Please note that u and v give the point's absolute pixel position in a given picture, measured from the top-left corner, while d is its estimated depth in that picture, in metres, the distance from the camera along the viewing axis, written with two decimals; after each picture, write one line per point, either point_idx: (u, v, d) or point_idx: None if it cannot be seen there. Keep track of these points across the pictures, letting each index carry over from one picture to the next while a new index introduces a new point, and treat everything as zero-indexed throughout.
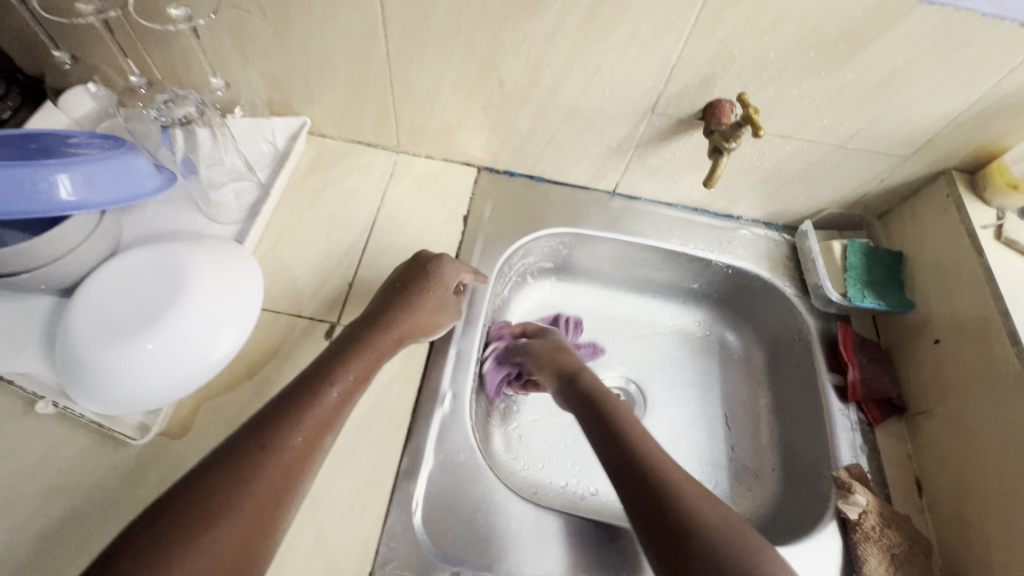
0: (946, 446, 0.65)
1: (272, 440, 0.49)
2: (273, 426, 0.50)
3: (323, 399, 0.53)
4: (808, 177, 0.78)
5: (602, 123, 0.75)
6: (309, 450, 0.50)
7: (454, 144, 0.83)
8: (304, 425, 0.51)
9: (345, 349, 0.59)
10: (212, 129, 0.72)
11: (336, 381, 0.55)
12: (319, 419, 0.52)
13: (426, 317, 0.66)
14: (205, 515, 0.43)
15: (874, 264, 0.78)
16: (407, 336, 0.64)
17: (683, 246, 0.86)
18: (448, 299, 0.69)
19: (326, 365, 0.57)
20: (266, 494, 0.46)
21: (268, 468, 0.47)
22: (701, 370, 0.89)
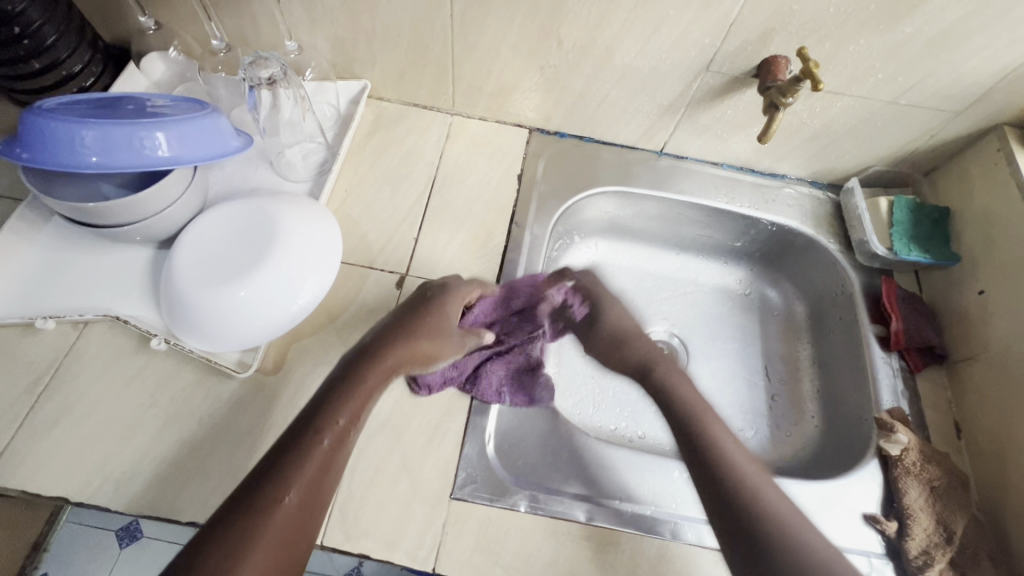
0: (989, 389, 0.69)
1: (323, 419, 0.52)
2: (324, 406, 0.53)
3: (374, 377, 0.57)
4: (857, 134, 0.80)
5: (657, 82, 0.77)
6: (350, 431, 0.53)
7: (508, 105, 0.86)
8: (348, 405, 0.54)
9: (380, 344, 0.60)
10: (295, 101, 0.77)
11: (385, 363, 0.59)
12: (359, 406, 0.54)
13: (437, 338, 0.64)
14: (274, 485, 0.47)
15: (920, 219, 0.79)
16: (425, 352, 0.62)
17: (729, 204, 0.88)
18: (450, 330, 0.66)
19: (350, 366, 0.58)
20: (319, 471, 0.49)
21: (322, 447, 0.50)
22: (742, 326, 0.94)
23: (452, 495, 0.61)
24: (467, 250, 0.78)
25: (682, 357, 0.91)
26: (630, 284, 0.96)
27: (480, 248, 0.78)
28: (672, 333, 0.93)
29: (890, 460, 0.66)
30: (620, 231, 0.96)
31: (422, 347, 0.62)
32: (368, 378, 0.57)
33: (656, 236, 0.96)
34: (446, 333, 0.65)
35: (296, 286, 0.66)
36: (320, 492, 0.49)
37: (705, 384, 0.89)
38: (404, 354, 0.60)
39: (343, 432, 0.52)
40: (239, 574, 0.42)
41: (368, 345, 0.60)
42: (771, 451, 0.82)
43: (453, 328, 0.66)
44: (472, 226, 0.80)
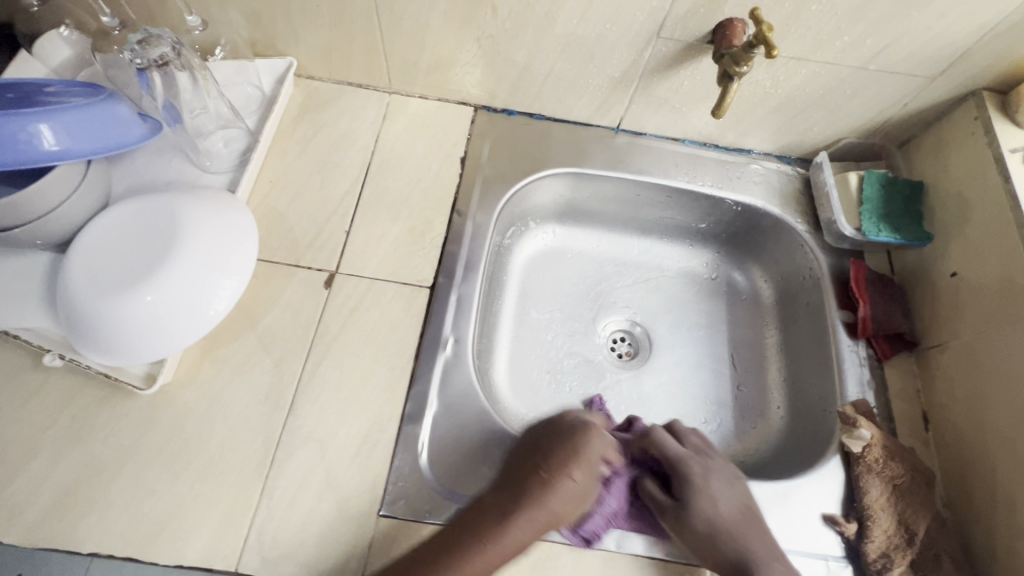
0: (959, 379, 0.64)
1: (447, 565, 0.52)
2: (450, 559, 0.52)
3: (518, 528, 0.54)
4: (825, 103, 0.73)
5: (604, 52, 0.70)
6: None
7: (449, 81, 0.79)
8: (480, 554, 0.53)
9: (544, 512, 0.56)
10: (191, 72, 0.67)
11: (535, 513, 0.55)
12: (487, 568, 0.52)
13: (579, 493, 0.58)
14: None
15: (892, 195, 0.73)
16: (560, 514, 0.57)
17: (691, 184, 0.82)
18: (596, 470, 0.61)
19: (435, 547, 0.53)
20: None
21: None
22: (708, 312, 0.89)
23: (380, 513, 0.57)
24: (403, 243, 0.72)
25: (644, 347, 0.87)
26: (589, 270, 0.90)
27: (418, 240, 0.72)
28: (634, 322, 0.89)
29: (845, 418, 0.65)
30: (577, 215, 0.90)
31: (563, 516, 0.57)
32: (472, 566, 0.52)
33: (616, 219, 0.90)
34: (589, 471, 0.61)
35: (208, 289, 0.61)
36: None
37: (667, 374, 0.84)
38: (553, 504, 0.57)
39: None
40: None
41: (492, 490, 0.58)
42: (735, 445, 0.78)
43: (591, 491, 0.60)
44: (410, 216, 0.74)
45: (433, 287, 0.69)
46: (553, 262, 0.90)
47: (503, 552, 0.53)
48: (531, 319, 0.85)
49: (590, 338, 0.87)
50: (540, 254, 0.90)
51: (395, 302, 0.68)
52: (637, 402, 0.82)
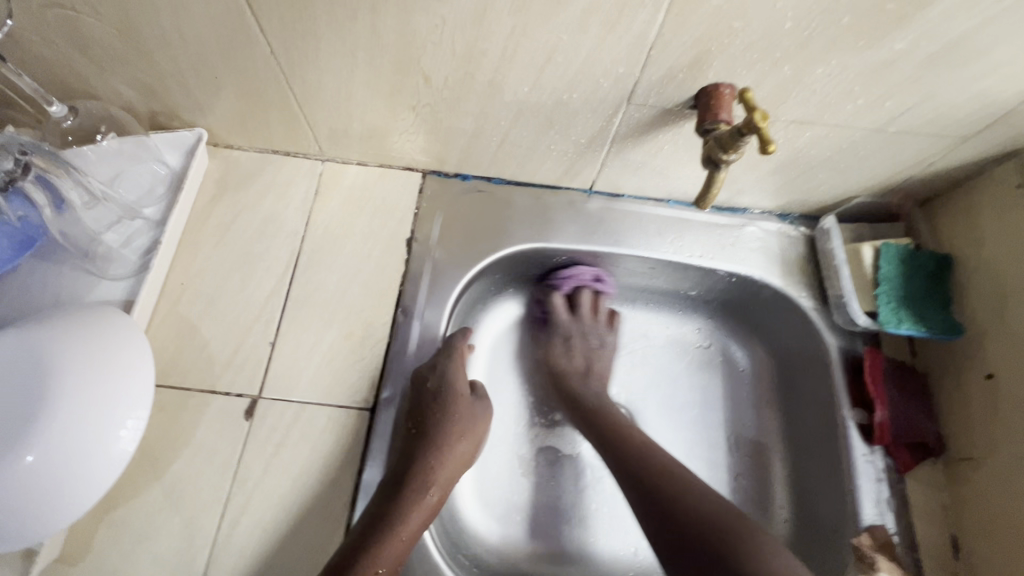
0: (996, 507, 0.54)
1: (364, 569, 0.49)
2: (362, 554, 0.50)
3: (421, 499, 0.55)
4: (834, 164, 0.61)
5: (566, 119, 0.58)
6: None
7: (388, 148, 0.67)
8: (394, 542, 0.51)
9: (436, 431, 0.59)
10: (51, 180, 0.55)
11: (431, 483, 0.56)
12: (401, 550, 0.52)
13: (468, 416, 0.63)
14: None
15: (915, 273, 0.62)
16: (459, 435, 0.61)
17: (677, 254, 0.71)
18: (474, 409, 0.64)
19: (363, 541, 0.50)
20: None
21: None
22: (702, 389, 0.78)
23: None
24: (338, 354, 0.61)
25: None
26: None
27: (356, 349, 0.62)
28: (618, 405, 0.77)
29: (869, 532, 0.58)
30: (549, 284, 0.78)
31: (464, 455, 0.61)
32: (382, 559, 0.50)
33: None
34: (466, 405, 0.63)
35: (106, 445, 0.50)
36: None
37: None
38: (443, 475, 0.58)
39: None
40: None
41: (392, 474, 0.56)
42: None
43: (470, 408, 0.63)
44: (347, 319, 0.63)
45: (373, 410, 0.59)
46: (525, 338, 0.78)
47: (413, 527, 0.53)
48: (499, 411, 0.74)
49: None
50: (509, 329, 0.78)
51: (329, 432, 0.58)
52: (621, 504, 0.72)
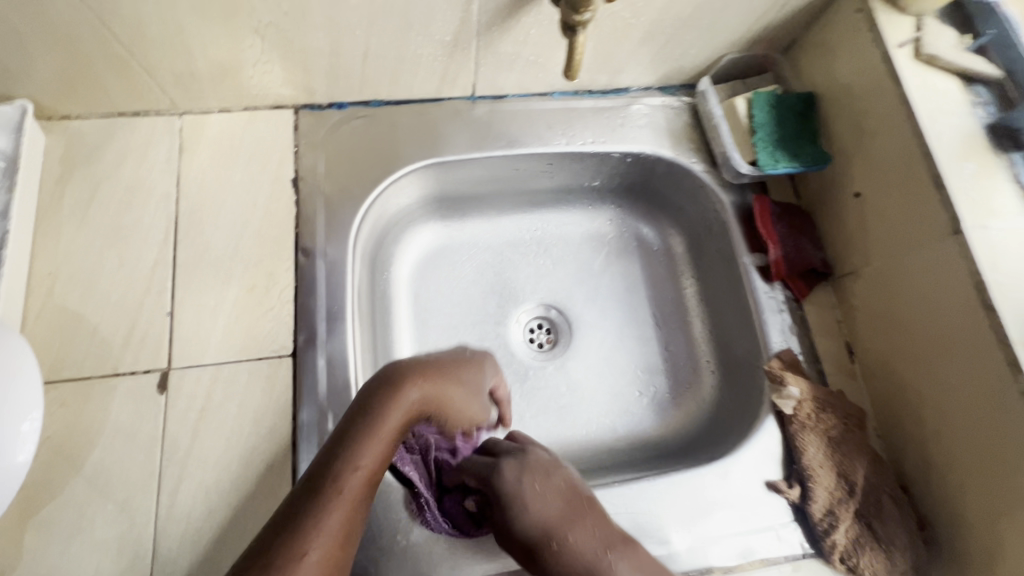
0: (875, 307, 0.61)
1: (342, 468, 0.45)
2: (341, 451, 0.46)
3: (404, 399, 0.51)
4: (697, 22, 0.63)
5: (423, 17, 0.56)
6: (371, 482, 0.46)
7: (247, 85, 0.62)
8: (372, 441, 0.47)
9: (431, 363, 0.56)
10: None
11: (418, 383, 0.53)
12: (380, 451, 0.48)
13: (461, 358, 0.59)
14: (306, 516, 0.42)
15: (785, 115, 0.65)
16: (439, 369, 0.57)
17: (571, 145, 0.71)
18: (468, 352, 0.61)
19: (338, 447, 0.46)
20: (351, 510, 0.44)
21: (344, 498, 0.44)
22: (623, 274, 0.81)
23: None
24: (244, 309, 0.58)
25: (563, 331, 0.79)
26: (487, 260, 0.80)
27: (263, 300, 0.59)
28: (548, 305, 0.80)
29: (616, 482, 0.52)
30: (456, 204, 0.77)
31: (443, 392, 0.55)
32: (358, 458, 0.46)
33: (500, 197, 0.79)
34: (473, 390, 0.59)
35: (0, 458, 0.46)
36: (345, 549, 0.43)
37: (592, 356, 0.78)
38: (416, 395, 0.52)
39: (367, 478, 0.46)
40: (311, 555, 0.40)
41: (373, 380, 0.53)
42: (674, 412, 0.74)
43: (474, 374, 0.60)
44: (247, 274, 0.60)
45: (294, 355, 0.57)
46: (445, 260, 0.79)
47: (391, 431, 0.49)
48: (435, 337, 0.75)
49: (504, 336, 0.78)
50: (427, 256, 0.78)
51: (253, 387, 0.56)
52: (569, 395, 0.76)
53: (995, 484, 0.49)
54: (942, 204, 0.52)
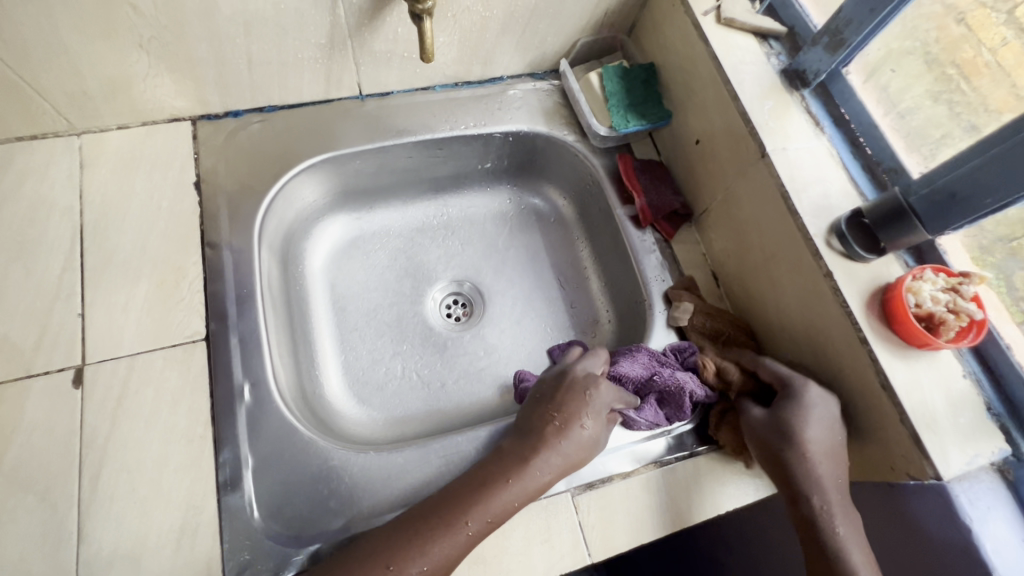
0: (725, 234, 0.70)
1: (469, 509, 0.50)
2: (471, 497, 0.51)
3: (542, 459, 0.54)
4: (544, 10, 0.72)
5: (296, 22, 0.63)
6: (476, 539, 0.50)
7: (140, 100, 0.67)
8: (503, 495, 0.52)
9: (562, 406, 0.58)
10: None
11: (557, 445, 0.55)
12: (495, 515, 0.51)
13: (589, 440, 0.57)
14: (419, 541, 0.48)
15: (631, 83, 0.77)
16: (573, 458, 0.55)
17: (456, 130, 0.79)
18: (601, 429, 0.58)
19: (464, 491, 0.52)
20: (464, 545, 0.49)
21: (456, 540, 0.49)
22: (525, 244, 0.89)
23: None
24: (155, 303, 0.62)
25: (476, 301, 0.86)
26: (399, 246, 0.86)
27: (173, 293, 0.63)
28: (461, 280, 0.87)
29: (794, 397, 0.56)
30: (361, 196, 0.84)
31: (582, 460, 0.56)
32: (478, 511, 0.51)
33: (403, 187, 0.86)
34: (599, 416, 0.58)
35: None
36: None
37: (504, 320, 0.85)
38: (553, 466, 0.54)
39: (481, 530, 0.50)
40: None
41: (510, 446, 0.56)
42: None
43: (603, 432, 0.58)
44: (155, 271, 0.64)
45: (207, 339, 0.61)
46: (358, 250, 0.84)
47: (516, 500, 0.52)
48: (354, 320, 0.80)
49: (421, 312, 0.84)
50: (339, 247, 0.83)
51: (169, 371, 0.59)
52: (486, 358, 0.82)
53: (827, 360, 0.58)
54: (750, 135, 0.62)
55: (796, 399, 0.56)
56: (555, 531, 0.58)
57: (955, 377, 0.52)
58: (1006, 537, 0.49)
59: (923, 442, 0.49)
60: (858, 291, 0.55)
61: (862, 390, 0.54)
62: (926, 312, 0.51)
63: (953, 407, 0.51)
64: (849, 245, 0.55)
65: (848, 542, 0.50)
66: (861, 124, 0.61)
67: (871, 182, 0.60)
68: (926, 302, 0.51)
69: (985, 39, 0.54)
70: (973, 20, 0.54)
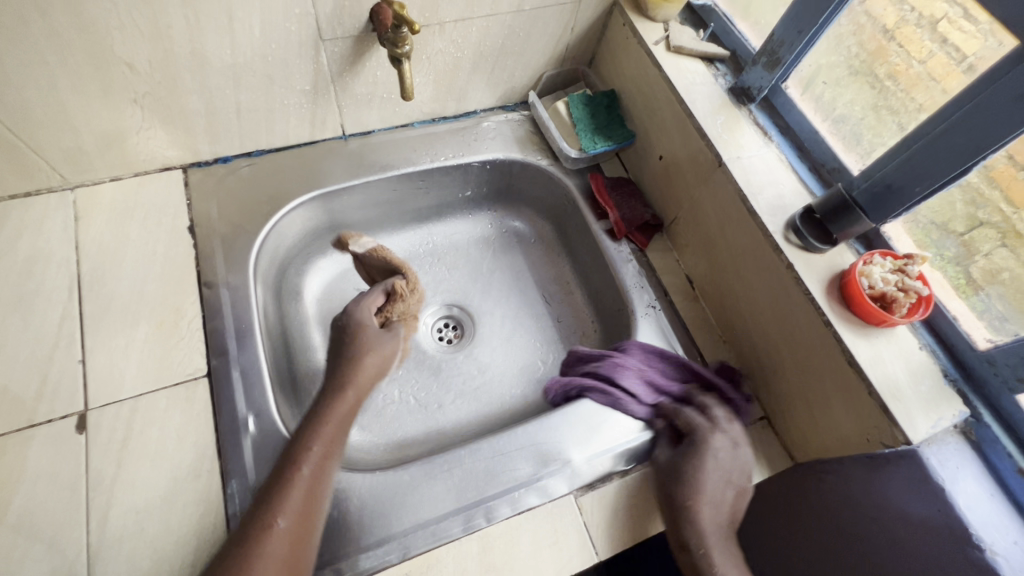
0: (694, 240, 0.76)
1: (298, 453, 0.55)
2: (295, 445, 0.56)
3: (341, 399, 0.62)
4: (511, 48, 0.79)
5: (282, 71, 0.67)
6: (323, 475, 0.55)
7: (133, 152, 0.70)
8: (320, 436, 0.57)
9: (344, 348, 0.68)
10: None
11: (348, 384, 0.64)
12: (325, 441, 0.57)
13: (380, 368, 0.68)
14: (273, 495, 0.51)
15: (595, 109, 0.83)
16: (357, 387, 0.64)
17: (435, 162, 0.84)
18: (379, 338, 0.70)
19: (291, 445, 0.56)
20: (308, 493, 0.53)
21: (302, 479, 0.53)
22: (509, 264, 0.94)
23: None
24: (156, 344, 0.64)
25: (467, 323, 0.89)
26: None
27: (173, 333, 0.65)
28: (450, 304, 0.90)
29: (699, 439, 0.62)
30: (348, 230, 0.87)
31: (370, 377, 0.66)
32: (302, 458, 0.55)
33: (387, 219, 0.89)
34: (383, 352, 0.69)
35: None
36: (310, 520, 0.52)
37: (495, 338, 0.88)
38: (356, 379, 0.64)
39: (317, 472, 0.54)
40: (274, 529, 0.49)
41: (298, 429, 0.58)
42: None
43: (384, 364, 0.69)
44: (155, 313, 0.65)
45: (210, 374, 0.63)
46: (347, 282, 0.87)
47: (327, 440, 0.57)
48: None
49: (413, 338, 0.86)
50: (329, 281, 0.86)
51: (173, 409, 0.61)
52: (480, 376, 0.84)
53: (799, 345, 0.62)
54: (707, 147, 0.68)
55: (703, 448, 0.61)
56: (561, 533, 0.60)
57: (912, 349, 0.57)
58: (976, 491, 0.53)
59: (890, 411, 0.54)
60: (818, 279, 0.60)
61: (833, 367, 0.59)
62: (878, 292, 0.57)
63: (913, 376, 0.56)
64: (805, 238, 0.61)
65: (712, 554, 0.58)
66: (804, 132, 0.68)
67: (819, 182, 0.67)
68: (878, 283, 0.57)
69: (914, 52, 0.58)
70: (901, 36, 0.59)
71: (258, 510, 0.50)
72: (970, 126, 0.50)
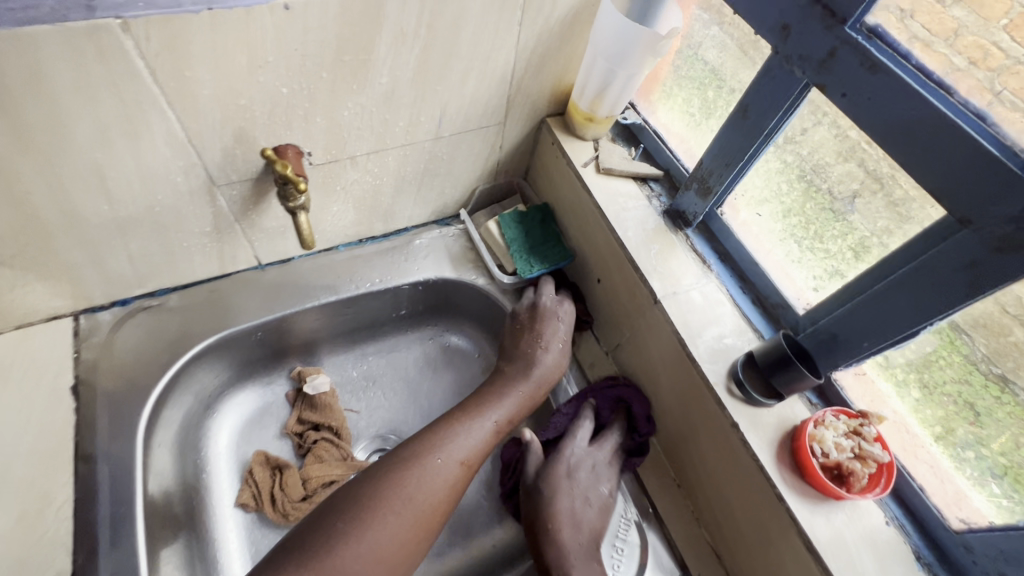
0: (637, 372, 0.69)
1: (431, 458, 0.57)
2: (437, 440, 0.59)
3: (483, 426, 0.62)
4: (436, 170, 0.75)
5: (176, 216, 0.62)
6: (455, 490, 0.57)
7: (9, 309, 0.62)
8: (456, 450, 0.59)
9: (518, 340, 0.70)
10: None
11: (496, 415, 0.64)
12: (471, 453, 0.60)
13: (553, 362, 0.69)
14: (395, 487, 0.54)
15: (530, 227, 0.78)
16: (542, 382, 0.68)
17: (360, 287, 0.78)
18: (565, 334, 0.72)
19: (432, 435, 0.59)
20: (422, 518, 0.53)
21: (432, 485, 0.55)
22: (450, 385, 0.86)
23: None
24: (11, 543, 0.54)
25: None
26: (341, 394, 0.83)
27: (36, 526, 0.56)
28: (383, 435, 0.82)
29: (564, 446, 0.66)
30: (268, 362, 0.80)
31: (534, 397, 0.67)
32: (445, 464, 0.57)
33: (315, 345, 0.83)
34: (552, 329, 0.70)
35: None
36: (424, 533, 0.53)
37: None
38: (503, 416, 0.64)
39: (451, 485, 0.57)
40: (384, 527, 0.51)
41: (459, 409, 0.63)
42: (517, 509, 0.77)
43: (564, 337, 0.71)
44: (16, 502, 0.56)
45: None
46: (267, 419, 0.80)
47: (503, 420, 0.64)
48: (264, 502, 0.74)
49: None
50: (246, 420, 0.78)
51: None
52: None
53: (751, 511, 0.55)
54: (641, 280, 0.63)
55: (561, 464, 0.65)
56: None
57: (878, 526, 0.50)
58: None
59: None
60: (767, 440, 0.53)
61: (788, 545, 0.51)
62: (833, 461, 0.50)
63: (882, 562, 0.48)
64: (749, 392, 0.55)
65: None
66: (743, 261, 0.63)
67: (764, 318, 0.61)
68: (831, 452, 0.50)
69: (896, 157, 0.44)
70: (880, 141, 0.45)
71: (368, 493, 0.53)
72: (916, 287, 0.44)
